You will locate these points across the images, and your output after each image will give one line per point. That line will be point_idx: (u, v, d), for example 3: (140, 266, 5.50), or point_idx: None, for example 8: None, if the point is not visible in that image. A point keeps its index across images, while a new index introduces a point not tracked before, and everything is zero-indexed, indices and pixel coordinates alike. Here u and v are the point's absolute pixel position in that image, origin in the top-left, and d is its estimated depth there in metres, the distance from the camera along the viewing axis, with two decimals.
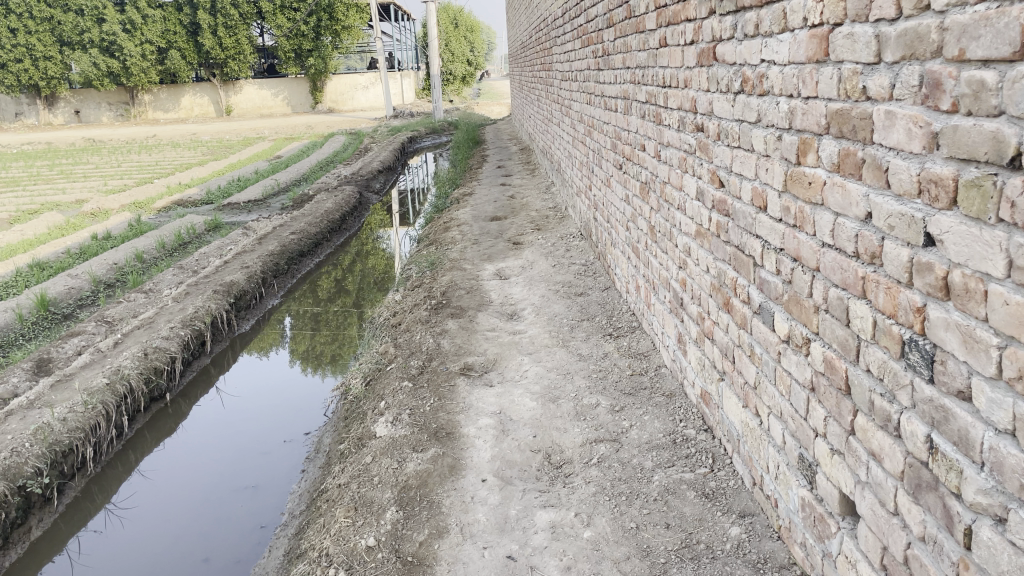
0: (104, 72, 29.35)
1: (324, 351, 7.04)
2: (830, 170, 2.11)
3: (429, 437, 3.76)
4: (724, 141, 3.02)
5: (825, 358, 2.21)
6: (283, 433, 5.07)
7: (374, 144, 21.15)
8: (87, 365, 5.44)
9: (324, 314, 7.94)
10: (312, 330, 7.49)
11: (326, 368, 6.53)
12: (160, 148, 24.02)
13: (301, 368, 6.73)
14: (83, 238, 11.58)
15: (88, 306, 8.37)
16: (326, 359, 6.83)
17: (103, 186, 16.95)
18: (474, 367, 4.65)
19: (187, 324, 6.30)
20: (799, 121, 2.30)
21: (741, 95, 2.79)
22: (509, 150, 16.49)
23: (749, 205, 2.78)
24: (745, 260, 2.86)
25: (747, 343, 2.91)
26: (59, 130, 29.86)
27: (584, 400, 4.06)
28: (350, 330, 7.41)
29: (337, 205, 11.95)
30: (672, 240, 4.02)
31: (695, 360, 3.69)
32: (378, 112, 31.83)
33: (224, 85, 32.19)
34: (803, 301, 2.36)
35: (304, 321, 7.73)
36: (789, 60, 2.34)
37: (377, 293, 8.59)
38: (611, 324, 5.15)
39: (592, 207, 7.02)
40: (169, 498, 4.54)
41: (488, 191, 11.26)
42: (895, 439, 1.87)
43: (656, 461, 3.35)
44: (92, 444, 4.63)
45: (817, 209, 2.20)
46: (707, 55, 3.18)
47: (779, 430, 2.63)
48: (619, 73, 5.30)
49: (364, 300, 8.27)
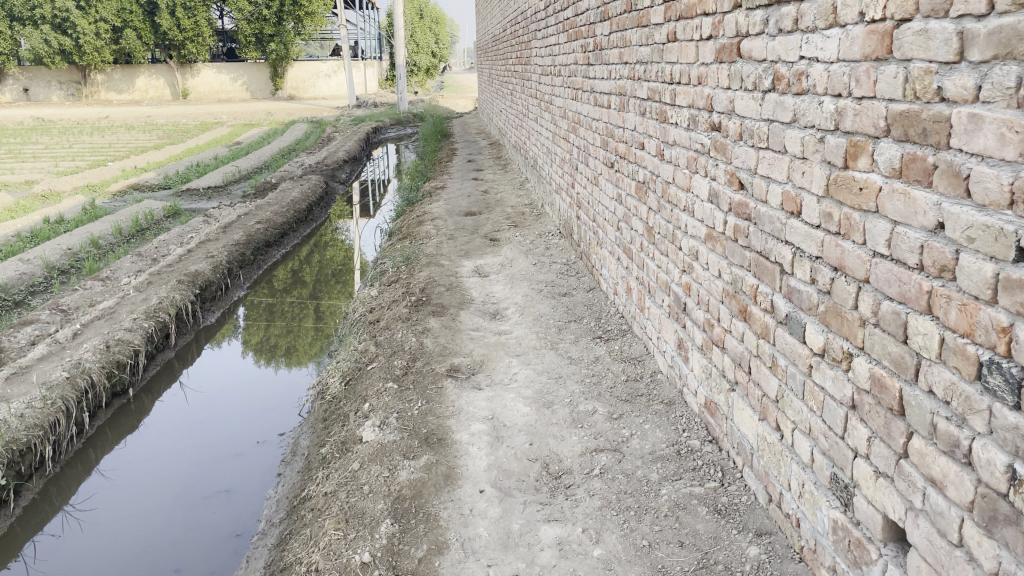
0: (56, 50, 28.34)
1: (279, 343, 6.90)
2: (888, 174, 1.98)
3: (420, 442, 3.57)
4: (748, 141, 2.88)
5: (873, 376, 2.08)
6: (256, 433, 4.84)
7: (338, 133, 20.76)
8: (45, 357, 5.13)
9: (278, 306, 7.70)
10: (268, 321, 7.33)
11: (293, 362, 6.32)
12: (114, 130, 23.27)
13: (253, 359, 6.55)
14: (34, 221, 11.08)
15: (41, 294, 7.96)
16: (280, 352, 6.67)
17: (54, 167, 16.31)
18: (461, 369, 4.46)
19: (151, 315, 5.99)
20: (848, 122, 2.16)
21: (773, 94, 2.66)
22: (478, 144, 16.30)
23: (777, 209, 2.65)
24: (770, 267, 2.73)
25: (768, 353, 2.79)
26: (6, 108, 28.75)
27: (580, 406, 3.90)
28: (315, 323, 7.20)
29: (303, 194, 11.63)
30: (674, 243, 3.89)
31: (699, 369, 3.56)
32: (341, 100, 31.33)
33: (181, 68, 31.34)
34: (845, 313, 2.23)
35: (259, 312, 7.51)
36: (838, 57, 2.20)
37: (336, 286, 8.37)
38: (600, 326, 5.00)
39: (574, 205, 6.87)
40: (134, 501, 4.28)
41: (460, 185, 11.05)
42: (963, 466, 1.74)
43: (661, 474, 3.21)
44: (51, 442, 4.34)
45: (869, 217, 2.07)
46: (729, 51, 3.04)
47: (806, 446, 2.50)
48: (614, 68, 5.15)
49: (323, 293, 8.07)
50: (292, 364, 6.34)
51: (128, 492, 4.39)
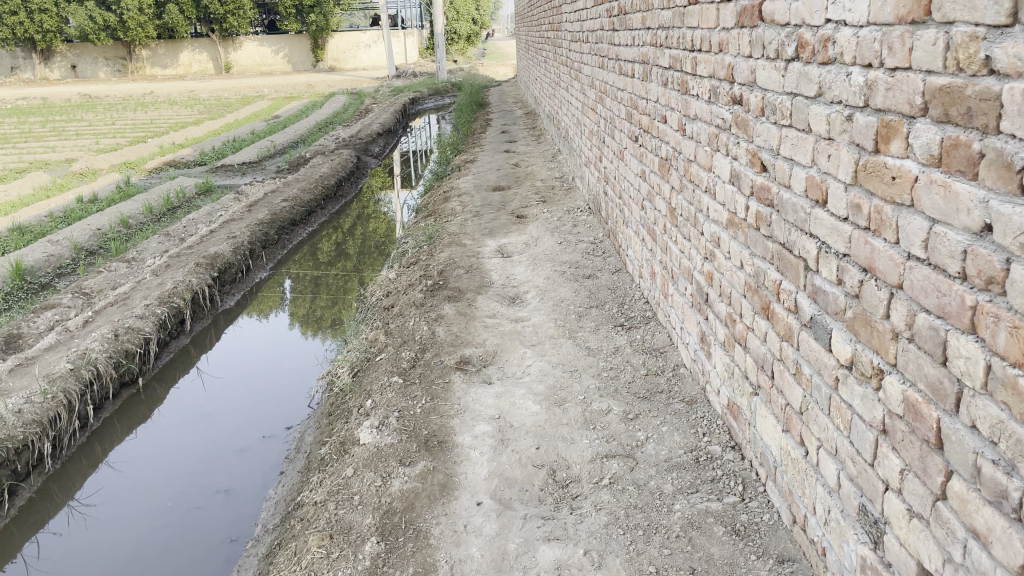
0: (101, 26, 28.49)
1: (325, 314, 6.95)
2: (925, 163, 1.65)
3: (418, 447, 3.34)
4: (770, 118, 2.54)
5: (907, 401, 1.77)
6: (262, 425, 4.66)
7: (375, 105, 20.54)
8: (52, 346, 5.02)
9: (323, 279, 7.80)
10: (313, 294, 7.40)
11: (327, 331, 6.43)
12: (157, 106, 23.35)
13: (299, 333, 6.50)
14: (69, 200, 11.09)
15: (67, 276, 7.91)
16: (326, 322, 6.73)
17: (94, 145, 16.39)
18: (471, 361, 4.21)
19: (165, 301, 5.85)
20: (879, 98, 1.82)
21: (796, 64, 2.31)
22: (513, 114, 15.91)
23: (801, 196, 2.31)
24: (794, 262, 2.40)
25: (792, 359, 2.47)
26: (53, 85, 29.03)
27: (594, 405, 3.62)
28: (351, 294, 7.31)
29: (333, 169, 11.43)
30: (697, 228, 3.56)
31: (721, 367, 3.25)
32: (380, 71, 31.10)
33: (224, 42, 31.35)
34: (875, 323, 1.90)
35: (304, 285, 7.62)
36: (868, 20, 1.86)
37: (378, 260, 8.34)
38: (622, 313, 4.70)
39: (602, 180, 6.53)
40: (137, 498, 4.16)
41: (491, 158, 10.75)
42: (1012, 522, 1.43)
43: (676, 485, 2.92)
44: (50, 438, 4.23)
45: (903, 211, 1.74)
46: (750, 15, 2.68)
47: (832, 469, 2.20)
48: (637, 34, 4.77)
49: (364, 265, 8.16)
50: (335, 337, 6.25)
51: (130, 488, 4.26)
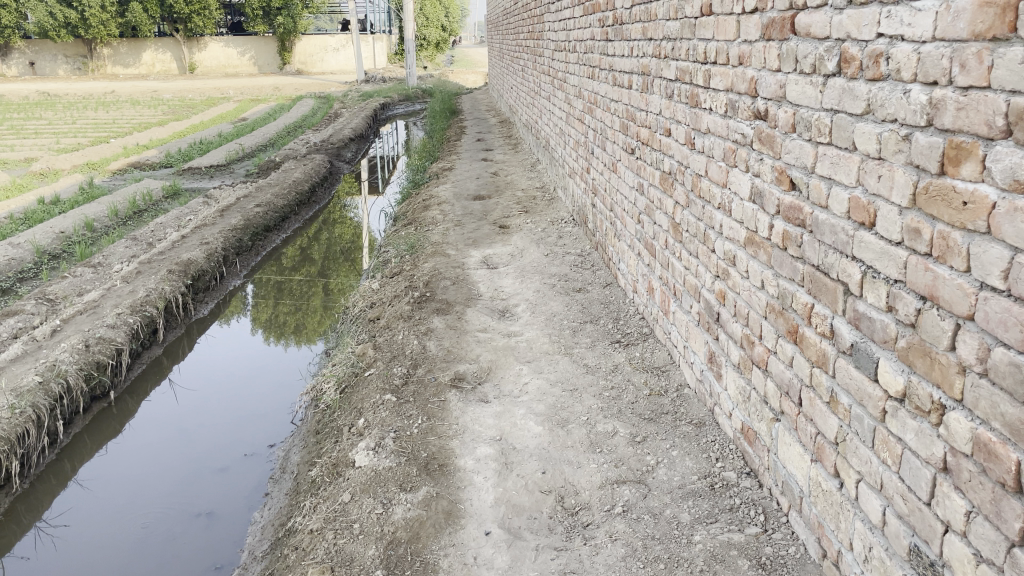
0: (62, 23, 27.72)
1: (289, 319, 6.85)
2: (1007, 188, 1.56)
3: (419, 471, 3.18)
4: (804, 134, 2.44)
5: (976, 439, 1.67)
6: (243, 442, 4.45)
7: (345, 109, 20.26)
8: (18, 357, 4.75)
9: (287, 284, 7.63)
10: (275, 299, 7.25)
11: (291, 338, 6.37)
12: (119, 105, 22.79)
13: (263, 338, 6.49)
14: (29, 201, 10.68)
15: (29, 281, 7.58)
16: (289, 328, 6.62)
17: (54, 144, 15.90)
18: (466, 379, 4.05)
19: (137, 310, 5.60)
20: (946, 118, 1.73)
21: (838, 79, 2.21)
22: (487, 122, 15.79)
23: (842, 217, 2.21)
24: (831, 286, 2.30)
25: (826, 387, 2.36)
26: (9, 82, 28.23)
27: (598, 427, 3.49)
28: (316, 299, 7.20)
29: (306, 174, 11.19)
30: (706, 244, 3.45)
31: (734, 389, 3.15)
32: (349, 75, 30.77)
33: (188, 42, 30.79)
34: (936, 356, 1.80)
35: (267, 290, 7.47)
36: (933, 36, 1.77)
37: (345, 265, 8.18)
38: (619, 329, 4.59)
39: (589, 191, 6.42)
40: (112, 519, 3.92)
41: (468, 166, 10.61)
42: None
43: (694, 515, 2.81)
44: (18, 456, 3.98)
45: (978, 237, 1.64)
46: (781, 28, 2.58)
47: (876, 505, 2.10)
48: (636, 44, 4.67)
49: (331, 270, 8.02)
50: (306, 342, 6.25)
51: (103, 509, 4.03)
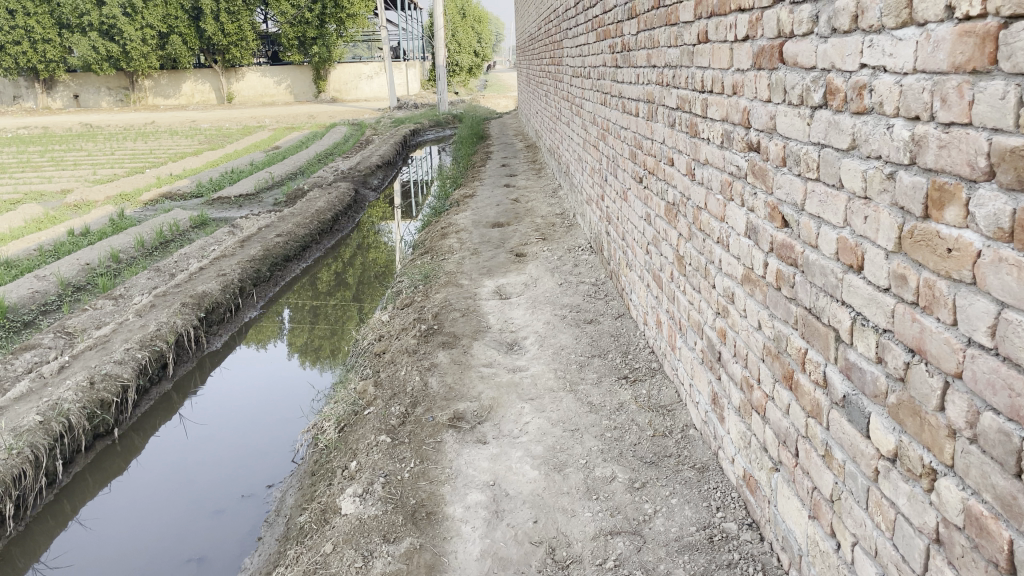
0: (104, 56, 28.39)
1: (322, 343, 6.88)
2: (991, 236, 1.41)
3: (405, 521, 3.08)
4: (794, 169, 2.29)
5: (968, 511, 1.51)
6: (242, 482, 4.38)
7: (376, 136, 20.39)
8: (23, 396, 4.75)
9: (322, 309, 7.73)
10: (310, 323, 7.35)
11: (326, 360, 6.39)
12: (157, 135, 23.23)
13: (298, 361, 6.47)
14: (60, 232, 10.85)
15: (51, 313, 7.64)
16: (324, 352, 6.63)
17: (91, 175, 16.22)
18: (465, 418, 3.93)
19: (147, 344, 5.59)
20: (929, 156, 1.58)
21: (824, 111, 2.07)
22: (514, 147, 15.76)
23: (830, 259, 2.06)
24: (823, 331, 2.14)
25: (821, 439, 2.20)
26: (53, 114, 29.00)
27: (596, 472, 3.34)
28: (347, 323, 7.25)
29: (330, 203, 11.22)
30: (707, 279, 3.30)
31: (736, 434, 2.98)
32: (381, 102, 31.06)
33: (226, 72, 31.38)
34: (925, 415, 1.64)
35: (302, 314, 7.59)
36: (914, 67, 1.62)
37: (378, 289, 8.23)
38: (627, 363, 4.43)
39: (604, 218, 6.30)
40: (105, 562, 3.86)
41: (491, 192, 10.55)
42: None
43: (688, 571, 2.64)
44: (13, 498, 3.95)
45: (962, 288, 1.49)
46: (770, 57, 2.45)
47: (871, 571, 1.93)
48: (642, 71, 4.56)
49: (363, 294, 8.05)
50: (330, 367, 6.23)
51: (98, 551, 3.98)
